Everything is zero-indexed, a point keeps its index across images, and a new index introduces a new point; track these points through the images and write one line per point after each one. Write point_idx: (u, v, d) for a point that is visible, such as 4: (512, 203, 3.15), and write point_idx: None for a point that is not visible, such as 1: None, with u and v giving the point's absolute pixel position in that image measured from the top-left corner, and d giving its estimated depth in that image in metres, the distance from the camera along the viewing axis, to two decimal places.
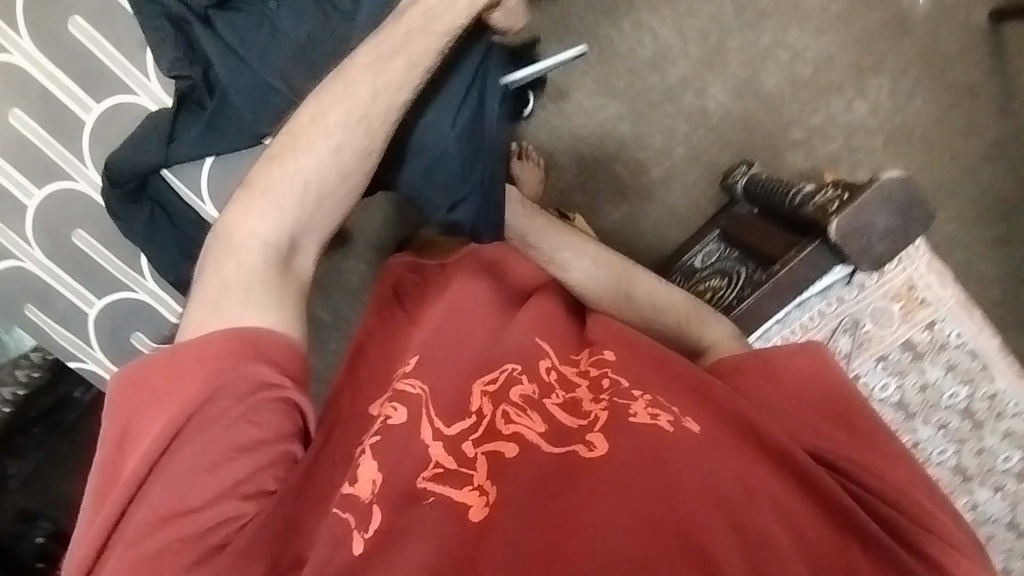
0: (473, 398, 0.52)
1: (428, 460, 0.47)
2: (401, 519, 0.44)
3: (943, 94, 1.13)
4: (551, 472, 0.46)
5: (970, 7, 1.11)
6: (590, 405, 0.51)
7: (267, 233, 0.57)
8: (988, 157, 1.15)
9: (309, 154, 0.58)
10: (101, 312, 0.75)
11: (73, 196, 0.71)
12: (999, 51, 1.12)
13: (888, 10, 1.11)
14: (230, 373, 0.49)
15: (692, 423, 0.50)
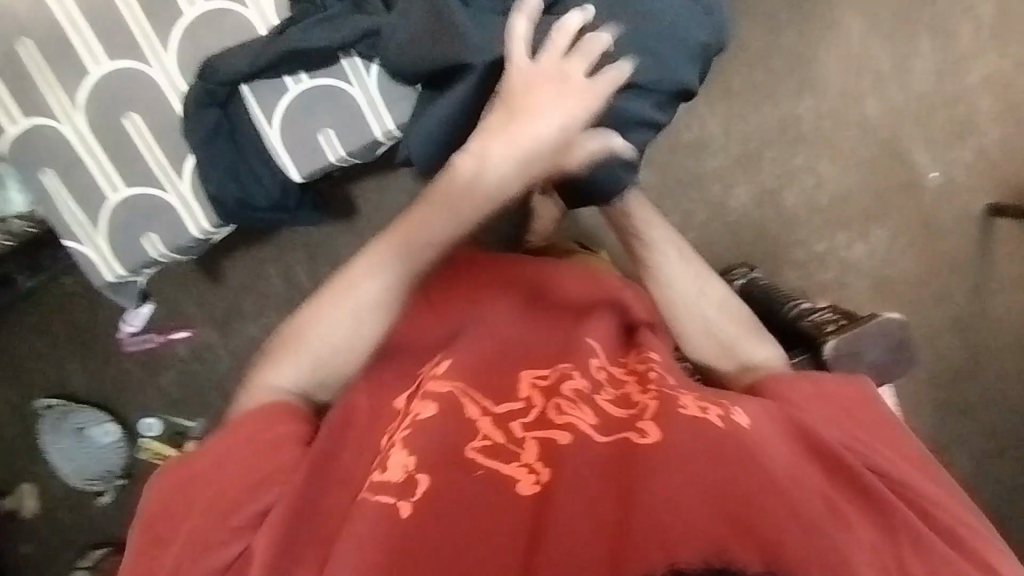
0: (523, 387, 0.56)
1: (479, 431, 0.51)
2: (450, 484, 0.46)
3: (930, 261, 1.23)
4: (606, 458, 0.48)
5: (975, 194, 1.22)
6: (637, 398, 0.55)
7: (298, 373, 0.62)
8: (955, 330, 1.23)
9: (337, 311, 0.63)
10: (122, 200, 0.80)
11: (144, 78, 0.76)
12: (987, 240, 1.23)
13: (906, 172, 1.21)
14: (246, 422, 0.55)
15: (740, 419, 0.52)
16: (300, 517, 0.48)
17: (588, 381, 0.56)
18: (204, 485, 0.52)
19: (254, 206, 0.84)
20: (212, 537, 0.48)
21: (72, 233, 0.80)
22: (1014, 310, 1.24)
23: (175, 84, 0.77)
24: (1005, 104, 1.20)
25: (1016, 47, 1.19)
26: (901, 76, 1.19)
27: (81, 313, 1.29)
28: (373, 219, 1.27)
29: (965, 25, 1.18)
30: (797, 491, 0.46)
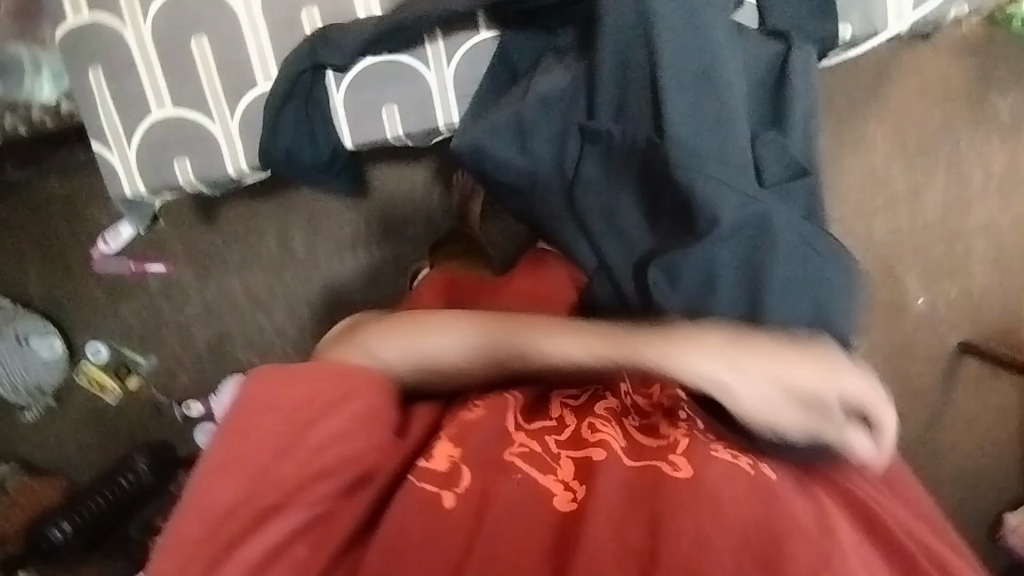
0: (553, 405, 0.59)
1: (514, 439, 0.54)
2: (489, 482, 0.50)
3: (898, 380, 1.28)
4: (635, 484, 0.49)
5: (952, 329, 1.28)
6: (667, 429, 0.55)
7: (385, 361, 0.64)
8: (905, 450, 1.29)
9: (440, 330, 0.65)
10: (166, 119, 0.89)
11: (231, 14, 0.85)
12: (953, 374, 1.29)
13: (894, 292, 1.27)
14: (337, 396, 0.56)
15: (772, 471, 0.52)
16: (362, 498, 0.53)
17: (621, 406, 0.58)
18: (279, 444, 0.53)
19: (298, 158, 0.91)
20: (289, 500, 0.50)
21: (116, 137, 0.89)
22: (964, 446, 1.29)
23: (257, 26, 0.85)
24: (998, 251, 1.26)
25: (1020, 201, 1.25)
26: (911, 202, 1.25)
27: (57, 220, 1.23)
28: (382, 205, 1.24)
29: (978, 170, 1.24)
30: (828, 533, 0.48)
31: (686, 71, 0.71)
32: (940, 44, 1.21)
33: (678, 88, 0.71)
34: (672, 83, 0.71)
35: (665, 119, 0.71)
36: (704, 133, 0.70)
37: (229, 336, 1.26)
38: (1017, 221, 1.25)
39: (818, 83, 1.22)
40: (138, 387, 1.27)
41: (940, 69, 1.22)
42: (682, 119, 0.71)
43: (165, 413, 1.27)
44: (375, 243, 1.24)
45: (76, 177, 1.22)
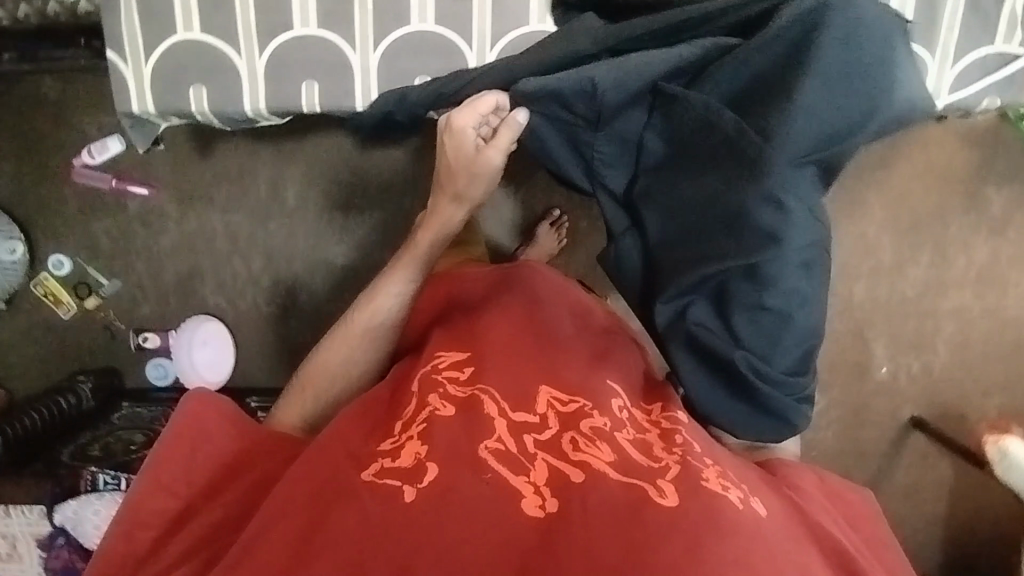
0: (540, 400, 0.58)
1: (491, 433, 0.53)
2: (454, 481, 0.49)
3: (847, 440, 1.33)
4: (621, 499, 0.49)
5: (907, 403, 1.32)
6: (661, 453, 0.56)
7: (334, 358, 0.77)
8: None
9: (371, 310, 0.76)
10: (191, 43, 0.86)
11: None
12: (899, 445, 1.33)
13: (861, 357, 1.30)
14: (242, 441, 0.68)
15: (757, 505, 0.55)
16: (298, 488, 0.51)
17: (608, 421, 0.57)
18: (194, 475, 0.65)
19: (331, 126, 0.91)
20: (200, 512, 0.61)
21: (133, 51, 0.87)
22: (894, 514, 1.35)
23: None
24: (963, 337, 1.30)
25: (993, 294, 1.29)
26: (894, 276, 1.28)
27: (44, 121, 1.17)
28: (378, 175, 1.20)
29: (962, 257, 1.28)
30: (800, 572, 0.50)
31: (834, 100, 0.64)
32: (955, 128, 1.23)
33: (818, 105, 0.64)
34: (817, 96, 0.64)
35: (788, 126, 0.63)
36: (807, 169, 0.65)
37: (201, 275, 1.23)
38: (986, 312, 1.30)
39: None
40: (95, 308, 1.23)
41: (948, 152, 1.24)
42: (802, 135, 0.64)
43: (121, 338, 1.23)
44: (367, 209, 1.21)
45: (72, 80, 1.16)
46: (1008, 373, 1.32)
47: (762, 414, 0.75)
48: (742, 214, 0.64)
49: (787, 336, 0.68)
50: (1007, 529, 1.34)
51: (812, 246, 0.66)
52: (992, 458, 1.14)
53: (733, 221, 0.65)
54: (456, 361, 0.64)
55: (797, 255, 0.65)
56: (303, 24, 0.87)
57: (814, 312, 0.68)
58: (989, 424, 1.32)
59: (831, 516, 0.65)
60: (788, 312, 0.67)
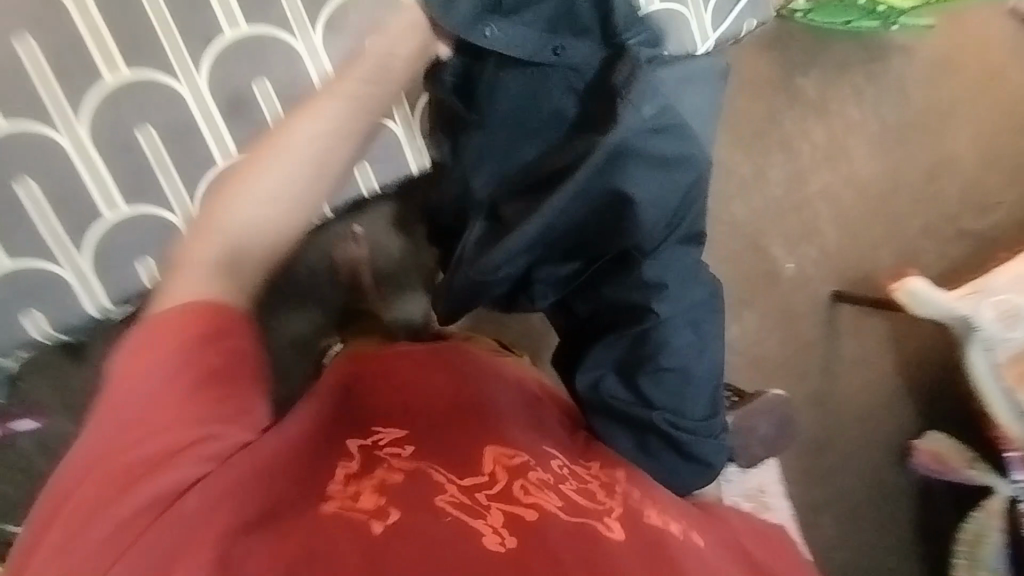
0: (486, 460, 0.57)
1: (445, 491, 0.53)
2: (414, 523, 0.48)
3: (788, 342, 1.40)
4: (576, 534, 0.49)
5: (822, 285, 1.42)
6: (604, 498, 0.57)
7: (247, 216, 0.66)
8: (812, 402, 1.41)
9: (268, 179, 0.69)
10: (5, 271, 0.83)
11: (49, 142, 0.81)
12: (832, 324, 1.43)
13: (765, 264, 1.39)
14: (207, 374, 0.52)
15: (695, 537, 0.57)
16: (247, 481, 0.50)
17: (551, 475, 0.58)
18: (143, 432, 0.49)
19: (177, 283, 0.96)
20: (131, 484, 0.47)
21: None
22: (858, 386, 1.44)
23: (84, 149, 0.82)
24: (838, 209, 1.42)
25: (843, 163, 1.42)
26: (759, 183, 1.38)
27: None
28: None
29: (804, 144, 1.40)
30: None
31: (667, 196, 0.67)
32: (747, 40, 1.36)
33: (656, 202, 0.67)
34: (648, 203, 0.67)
35: (640, 216, 0.67)
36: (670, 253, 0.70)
37: None
38: (846, 181, 1.42)
39: None
40: None
41: (752, 62, 1.36)
42: (658, 219, 0.67)
43: None
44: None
45: None
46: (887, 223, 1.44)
47: (687, 466, 0.74)
48: (624, 297, 0.72)
49: (691, 390, 0.72)
50: (946, 354, 1.47)
51: (694, 301, 0.71)
52: (903, 300, 1.21)
53: (623, 301, 0.72)
54: (396, 440, 0.61)
55: (682, 318, 0.71)
56: (111, 207, 0.86)
57: (716, 358, 0.73)
58: (893, 273, 1.43)
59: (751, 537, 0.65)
60: (689, 370, 0.71)
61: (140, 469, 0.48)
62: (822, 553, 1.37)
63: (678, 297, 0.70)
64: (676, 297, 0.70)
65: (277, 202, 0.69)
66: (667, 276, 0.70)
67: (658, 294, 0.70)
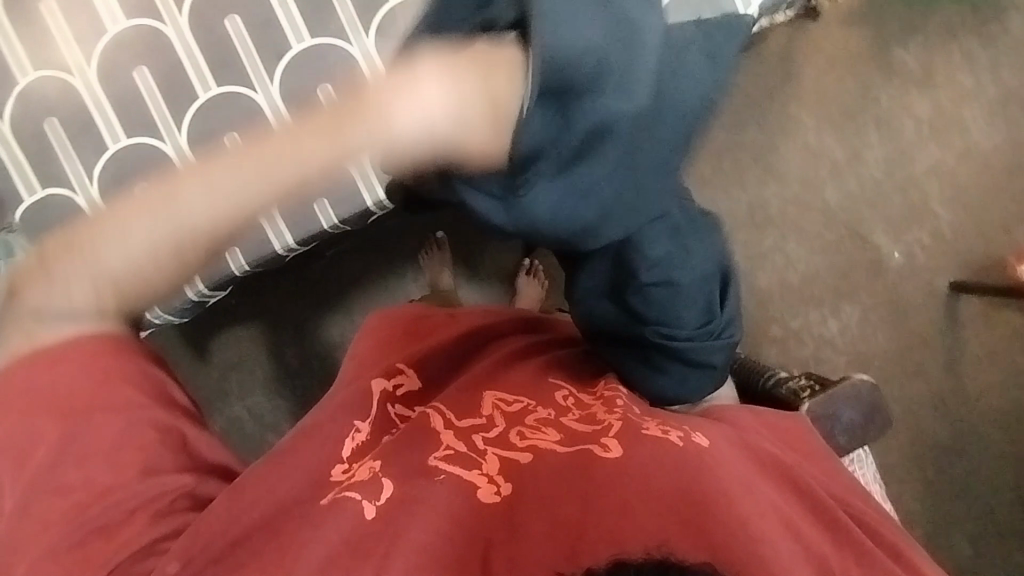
0: (485, 405, 0.60)
1: (440, 443, 0.55)
2: (412, 491, 0.50)
3: (901, 337, 1.28)
4: (568, 466, 0.51)
5: (938, 273, 1.28)
6: (602, 416, 0.58)
7: (55, 318, 0.46)
8: (930, 404, 1.27)
9: (60, 288, 0.43)
10: None
11: (155, 155, 0.78)
12: (954, 317, 1.28)
13: (867, 253, 1.28)
14: (112, 398, 0.53)
15: (700, 439, 0.56)
16: (254, 487, 0.52)
17: (551, 409, 0.59)
18: (81, 466, 0.52)
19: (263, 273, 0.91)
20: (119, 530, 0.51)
21: None
22: (990, 385, 1.28)
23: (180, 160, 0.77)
24: (953, 188, 1.29)
25: (955, 137, 1.29)
26: (855, 166, 1.28)
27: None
28: (344, 280, 1.19)
29: (907, 120, 1.28)
30: (753, 498, 0.51)
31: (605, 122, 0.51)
32: (834, 15, 1.27)
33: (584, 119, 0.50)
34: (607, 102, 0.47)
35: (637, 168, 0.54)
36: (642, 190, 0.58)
37: None
38: (961, 157, 1.29)
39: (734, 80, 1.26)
40: None
41: (841, 38, 1.27)
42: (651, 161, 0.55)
43: None
44: (346, 316, 1.19)
45: None
46: (1013, 201, 1.29)
47: (688, 372, 0.70)
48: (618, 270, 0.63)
49: (682, 301, 0.65)
50: None
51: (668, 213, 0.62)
52: None
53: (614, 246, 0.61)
54: (412, 393, 0.65)
55: (660, 225, 0.62)
56: None
57: (699, 255, 0.66)
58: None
59: (772, 442, 0.64)
60: (678, 283, 0.64)
61: (86, 538, 0.50)
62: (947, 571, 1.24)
63: (664, 271, 0.64)
64: (656, 270, 0.63)
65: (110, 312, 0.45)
66: (654, 231, 0.61)
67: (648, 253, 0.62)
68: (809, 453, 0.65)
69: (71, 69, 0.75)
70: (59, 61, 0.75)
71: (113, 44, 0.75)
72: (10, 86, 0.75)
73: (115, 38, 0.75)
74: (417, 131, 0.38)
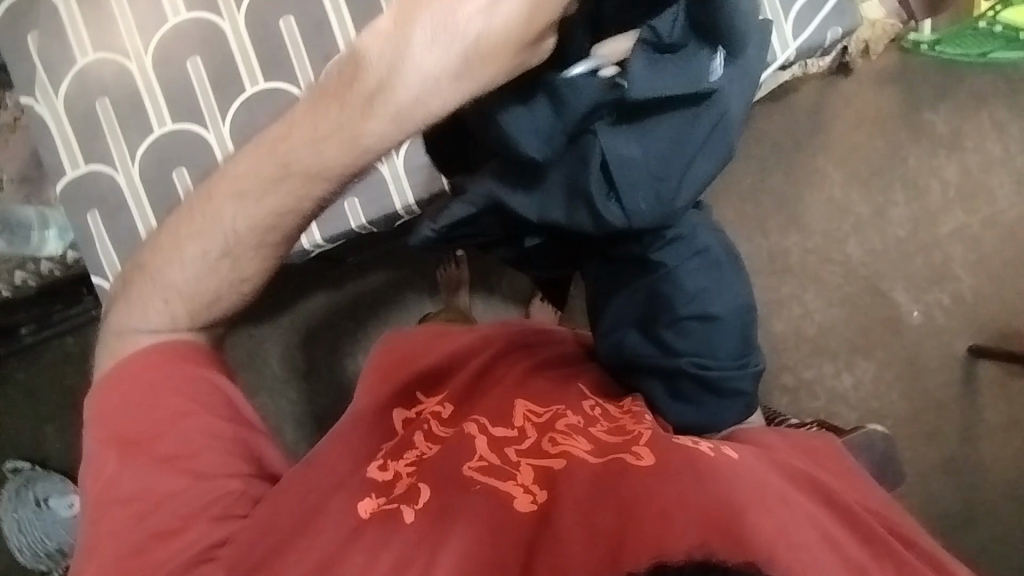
0: (516, 415, 0.59)
1: (475, 452, 0.54)
2: (449, 499, 0.50)
3: (917, 398, 1.25)
4: (600, 474, 0.50)
5: (957, 337, 1.27)
6: (630, 428, 0.57)
7: (189, 269, 0.56)
8: (942, 470, 1.24)
9: (198, 231, 0.56)
10: None
11: (198, 140, 0.80)
12: (972, 384, 1.26)
13: (885, 310, 1.27)
14: (177, 397, 0.56)
15: (730, 452, 0.55)
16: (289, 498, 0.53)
17: (582, 418, 0.59)
18: (150, 472, 0.53)
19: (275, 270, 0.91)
20: (184, 526, 0.52)
21: (97, 269, 0.81)
22: (1005, 458, 1.25)
23: (221, 148, 0.80)
24: (976, 254, 1.28)
25: (981, 204, 1.29)
26: (879, 223, 1.29)
27: (44, 378, 1.20)
28: (362, 290, 1.20)
29: (933, 182, 1.29)
30: (794, 509, 0.48)
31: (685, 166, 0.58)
32: (866, 74, 1.29)
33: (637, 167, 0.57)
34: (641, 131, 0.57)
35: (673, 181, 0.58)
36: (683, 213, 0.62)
37: None
38: (986, 222, 1.28)
39: (764, 127, 1.28)
40: None
41: (871, 96, 1.29)
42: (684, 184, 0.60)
43: None
44: (360, 327, 1.20)
45: (90, 333, 1.20)
46: None
47: (718, 405, 0.69)
48: (652, 289, 0.66)
49: (720, 333, 0.67)
50: None
51: (709, 246, 0.67)
52: None
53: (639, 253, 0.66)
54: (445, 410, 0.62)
55: (697, 258, 0.66)
56: None
57: (737, 290, 0.68)
58: None
59: (810, 466, 0.62)
60: (720, 316, 0.66)
61: (145, 540, 0.52)
62: None
63: (697, 291, 0.66)
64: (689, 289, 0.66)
65: (226, 252, 0.55)
66: (689, 252, 0.66)
67: (677, 273, 0.65)
68: (839, 473, 0.63)
69: (129, 54, 0.79)
70: (119, 45, 0.78)
71: (171, 33, 0.79)
72: (70, 66, 0.79)
73: (174, 29, 0.79)
74: (391, 108, 0.46)
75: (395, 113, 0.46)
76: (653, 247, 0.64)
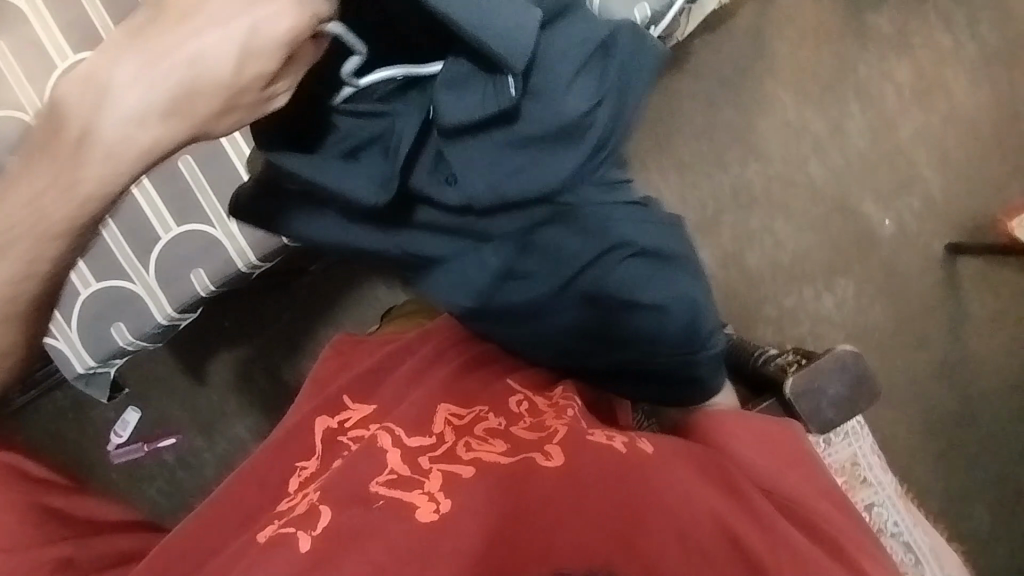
0: (436, 421, 0.57)
1: (384, 466, 0.52)
2: (347, 520, 0.48)
3: (900, 306, 1.25)
4: (505, 481, 0.49)
5: (932, 239, 1.26)
6: (548, 422, 0.56)
7: None
8: (936, 374, 1.24)
9: None
10: (93, 294, 0.82)
11: None
12: (953, 283, 1.25)
13: (857, 224, 1.26)
14: None
15: (646, 446, 0.54)
16: (196, 536, 0.53)
17: (503, 419, 0.58)
18: None
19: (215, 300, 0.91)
20: None
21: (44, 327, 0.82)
22: (995, 350, 1.26)
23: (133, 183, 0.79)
24: (941, 152, 1.26)
25: (939, 101, 1.26)
26: (837, 139, 1.26)
27: None
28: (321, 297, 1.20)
29: (887, 88, 1.26)
30: (696, 514, 0.49)
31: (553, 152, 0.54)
32: None
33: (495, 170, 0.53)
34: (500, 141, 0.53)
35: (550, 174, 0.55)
36: (584, 194, 0.58)
37: None
38: (946, 118, 1.26)
39: (707, 61, 1.25)
40: None
41: (811, 11, 1.26)
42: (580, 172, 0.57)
43: None
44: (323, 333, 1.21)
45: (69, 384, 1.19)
46: (1003, 161, 1.27)
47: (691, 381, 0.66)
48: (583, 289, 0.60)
49: (676, 317, 0.62)
50: None
51: (632, 235, 0.60)
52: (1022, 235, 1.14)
53: (556, 255, 0.59)
54: (363, 416, 0.61)
55: (627, 247, 0.60)
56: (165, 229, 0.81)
57: (680, 263, 0.63)
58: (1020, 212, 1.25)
59: (748, 450, 0.63)
60: (662, 305, 0.61)
61: None
62: (966, 542, 1.22)
63: (631, 282, 0.60)
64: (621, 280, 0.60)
65: None
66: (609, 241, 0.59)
67: (605, 267, 0.60)
68: (789, 462, 0.64)
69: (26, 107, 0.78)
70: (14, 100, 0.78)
71: (61, 78, 0.78)
72: None
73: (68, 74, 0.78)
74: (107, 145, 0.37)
75: (106, 154, 0.38)
76: (582, 243, 0.59)
